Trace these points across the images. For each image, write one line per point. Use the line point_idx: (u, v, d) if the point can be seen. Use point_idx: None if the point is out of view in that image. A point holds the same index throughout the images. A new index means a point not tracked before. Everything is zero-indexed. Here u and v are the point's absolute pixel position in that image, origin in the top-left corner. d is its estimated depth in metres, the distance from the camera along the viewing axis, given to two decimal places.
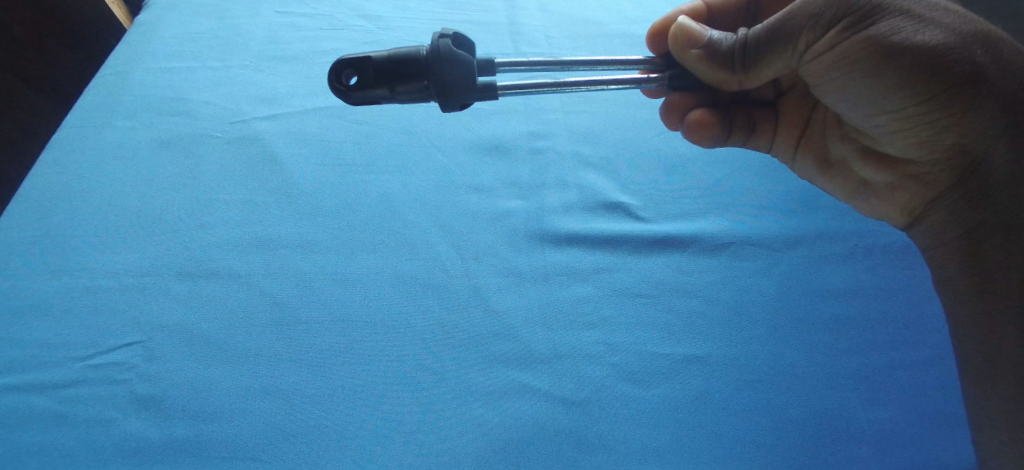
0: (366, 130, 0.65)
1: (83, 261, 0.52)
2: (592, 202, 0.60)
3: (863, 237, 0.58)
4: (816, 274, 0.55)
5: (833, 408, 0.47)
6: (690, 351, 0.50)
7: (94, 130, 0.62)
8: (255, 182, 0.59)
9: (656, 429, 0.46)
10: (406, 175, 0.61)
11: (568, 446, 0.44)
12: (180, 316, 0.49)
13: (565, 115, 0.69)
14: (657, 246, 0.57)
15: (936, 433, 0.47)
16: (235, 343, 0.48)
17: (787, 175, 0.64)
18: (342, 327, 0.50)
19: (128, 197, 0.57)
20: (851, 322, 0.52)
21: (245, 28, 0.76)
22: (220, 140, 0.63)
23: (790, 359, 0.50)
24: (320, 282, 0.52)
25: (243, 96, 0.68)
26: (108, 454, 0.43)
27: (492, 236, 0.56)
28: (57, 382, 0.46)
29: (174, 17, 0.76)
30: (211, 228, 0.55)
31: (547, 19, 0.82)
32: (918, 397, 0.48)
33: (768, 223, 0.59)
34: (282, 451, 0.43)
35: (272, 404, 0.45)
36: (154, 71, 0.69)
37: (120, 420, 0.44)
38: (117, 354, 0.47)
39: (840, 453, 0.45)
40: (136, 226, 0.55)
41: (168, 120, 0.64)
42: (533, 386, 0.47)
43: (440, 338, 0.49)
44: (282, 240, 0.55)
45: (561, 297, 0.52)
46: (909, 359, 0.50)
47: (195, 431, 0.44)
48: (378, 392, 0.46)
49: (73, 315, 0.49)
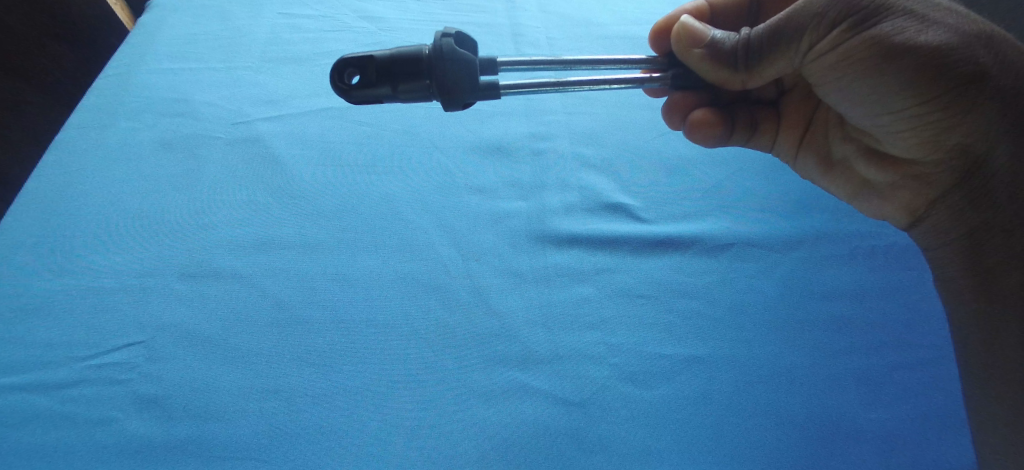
0: (368, 131, 0.65)
1: (84, 261, 0.52)
2: (593, 204, 0.60)
3: (864, 238, 0.58)
4: (816, 275, 0.55)
5: (833, 408, 0.47)
6: (690, 352, 0.50)
7: (97, 131, 0.62)
8: (257, 182, 0.59)
9: (656, 430, 0.45)
10: (406, 176, 0.61)
11: (568, 447, 0.44)
12: (182, 317, 0.49)
13: (566, 116, 0.69)
14: (657, 247, 0.57)
15: (937, 434, 0.46)
16: (236, 343, 0.48)
17: (787, 175, 0.64)
18: (344, 327, 0.50)
19: (130, 197, 0.57)
20: (852, 322, 0.52)
21: (247, 29, 0.76)
22: (222, 140, 0.63)
23: (791, 360, 0.50)
24: (320, 283, 0.52)
25: (245, 97, 0.68)
26: (109, 453, 0.43)
27: (493, 236, 0.56)
28: (59, 382, 0.46)
29: (176, 18, 0.76)
30: (213, 229, 0.56)
31: (548, 21, 0.82)
32: (919, 398, 0.48)
33: (769, 223, 0.59)
34: (281, 451, 0.43)
35: (272, 404, 0.45)
36: (156, 72, 0.69)
37: (122, 420, 0.44)
38: (119, 354, 0.47)
39: (840, 454, 0.45)
40: (138, 227, 0.55)
41: (170, 122, 0.64)
42: (533, 387, 0.47)
43: (441, 339, 0.49)
44: (284, 241, 0.55)
45: (561, 298, 0.52)
46: (911, 359, 0.50)
47: (196, 431, 0.44)
48: (378, 391, 0.46)
49: (75, 315, 0.49)
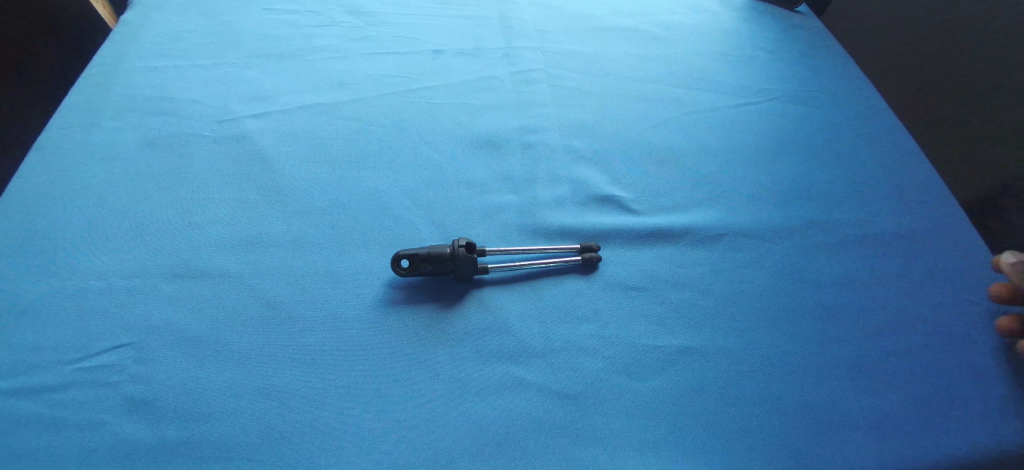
0: (357, 128, 0.65)
1: (70, 264, 0.51)
2: (585, 197, 0.60)
3: (853, 227, 0.59)
4: (808, 265, 0.56)
5: (827, 396, 0.47)
6: (684, 342, 0.50)
7: (80, 131, 0.61)
8: (246, 180, 0.59)
9: (652, 422, 0.45)
10: (397, 172, 0.61)
11: (564, 440, 0.44)
12: (171, 317, 0.49)
13: (557, 109, 0.69)
14: (649, 239, 0.57)
15: (932, 420, 0.46)
16: (227, 343, 0.48)
17: (778, 165, 0.65)
18: (336, 325, 0.49)
19: (116, 197, 0.56)
20: (844, 310, 0.53)
21: (233, 26, 0.76)
22: (209, 138, 0.62)
23: (784, 348, 0.50)
24: (311, 280, 0.52)
25: (231, 94, 0.67)
26: (98, 457, 0.42)
27: (485, 230, 0.56)
28: (44, 385, 0.45)
29: (162, 17, 0.76)
30: (201, 228, 0.55)
31: (538, 13, 0.82)
32: (912, 384, 0.48)
33: (761, 213, 0.60)
34: (274, 450, 0.43)
35: (264, 404, 0.45)
36: (141, 70, 0.68)
37: (110, 423, 0.43)
38: (106, 357, 0.46)
39: (836, 441, 0.45)
40: (124, 228, 0.54)
41: (155, 120, 0.63)
42: (527, 381, 0.47)
43: (435, 334, 0.49)
44: (274, 239, 0.54)
45: (555, 292, 0.52)
46: (903, 347, 0.50)
47: (186, 432, 0.43)
48: (371, 388, 0.46)
49: (60, 317, 0.48)
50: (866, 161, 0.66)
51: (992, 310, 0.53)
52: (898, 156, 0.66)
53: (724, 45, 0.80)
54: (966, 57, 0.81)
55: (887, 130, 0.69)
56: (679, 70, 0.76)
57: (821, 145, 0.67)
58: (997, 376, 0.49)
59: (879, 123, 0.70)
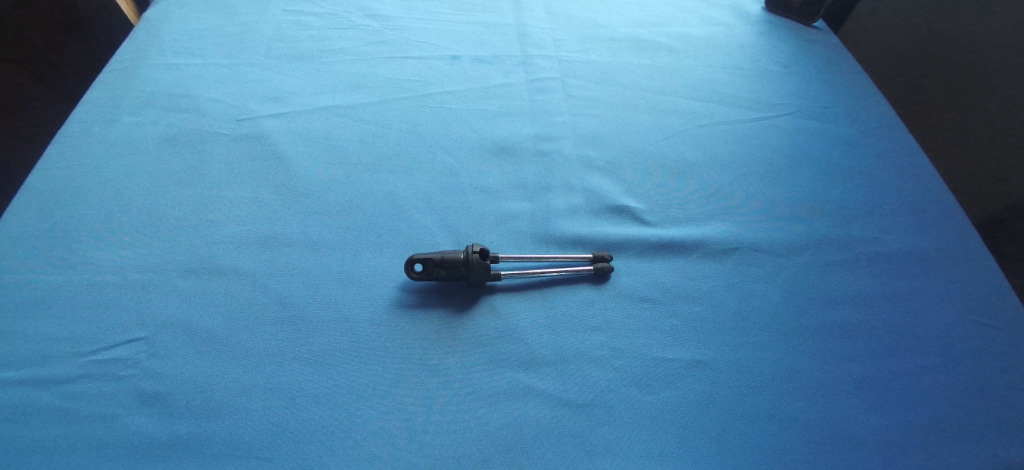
0: (374, 130, 0.65)
1: (86, 257, 0.52)
2: (598, 206, 0.60)
3: (866, 244, 0.59)
4: (819, 282, 0.56)
5: (836, 415, 0.47)
6: (693, 356, 0.50)
7: (101, 125, 0.62)
8: (262, 179, 0.59)
9: (659, 434, 0.45)
10: (412, 175, 0.61)
11: (572, 448, 0.44)
12: (184, 313, 0.49)
13: (572, 118, 0.69)
14: (661, 251, 0.57)
15: (941, 442, 0.46)
16: (238, 342, 0.48)
17: (790, 181, 0.65)
18: (345, 327, 0.49)
19: (134, 193, 0.57)
20: (855, 328, 0.52)
21: (252, 27, 0.76)
22: (227, 136, 0.63)
23: (793, 364, 0.50)
24: (323, 281, 0.52)
25: (250, 94, 0.68)
26: (108, 451, 0.42)
27: (498, 237, 0.56)
28: (58, 377, 0.45)
29: (183, 14, 0.77)
30: (216, 226, 0.55)
31: (554, 22, 0.83)
32: (921, 405, 0.48)
33: (773, 228, 0.60)
34: (281, 449, 0.43)
35: (273, 403, 0.45)
36: (161, 67, 0.69)
37: (123, 416, 0.43)
38: (121, 350, 0.47)
39: (844, 460, 0.45)
40: (142, 223, 0.55)
41: (175, 117, 0.64)
42: (535, 388, 0.47)
43: (445, 338, 0.49)
44: (289, 238, 0.55)
45: (564, 301, 0.53)
46: (914, 366, 0.50)
47: (197, 428, 0.43)
48: (381, 390, 0.46)
49: (75, 309, 0.49)
50: (881, 178, 0.65)
51: (1003, 333, 0.52)
52: (913, 174, 0.66)
53: (740, 59, 0.81)
54: (967, 60, 0.84)
55: (903, 148, 0.69)
56: (694, 82, 0.76)
57: (836, 161, 0.67)
58: (1007, 399, 0.49)
59: (894, 140, 0.70)
